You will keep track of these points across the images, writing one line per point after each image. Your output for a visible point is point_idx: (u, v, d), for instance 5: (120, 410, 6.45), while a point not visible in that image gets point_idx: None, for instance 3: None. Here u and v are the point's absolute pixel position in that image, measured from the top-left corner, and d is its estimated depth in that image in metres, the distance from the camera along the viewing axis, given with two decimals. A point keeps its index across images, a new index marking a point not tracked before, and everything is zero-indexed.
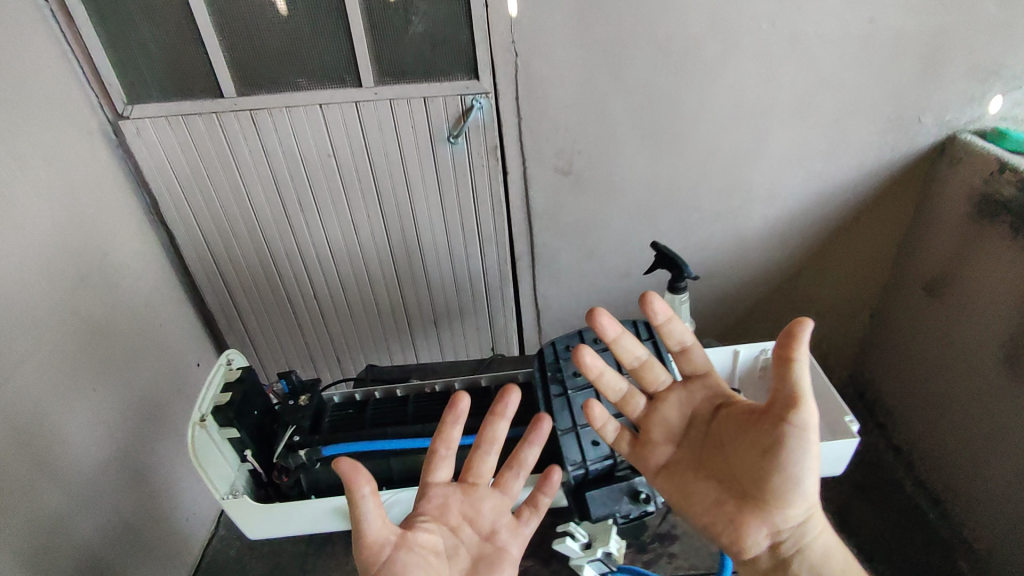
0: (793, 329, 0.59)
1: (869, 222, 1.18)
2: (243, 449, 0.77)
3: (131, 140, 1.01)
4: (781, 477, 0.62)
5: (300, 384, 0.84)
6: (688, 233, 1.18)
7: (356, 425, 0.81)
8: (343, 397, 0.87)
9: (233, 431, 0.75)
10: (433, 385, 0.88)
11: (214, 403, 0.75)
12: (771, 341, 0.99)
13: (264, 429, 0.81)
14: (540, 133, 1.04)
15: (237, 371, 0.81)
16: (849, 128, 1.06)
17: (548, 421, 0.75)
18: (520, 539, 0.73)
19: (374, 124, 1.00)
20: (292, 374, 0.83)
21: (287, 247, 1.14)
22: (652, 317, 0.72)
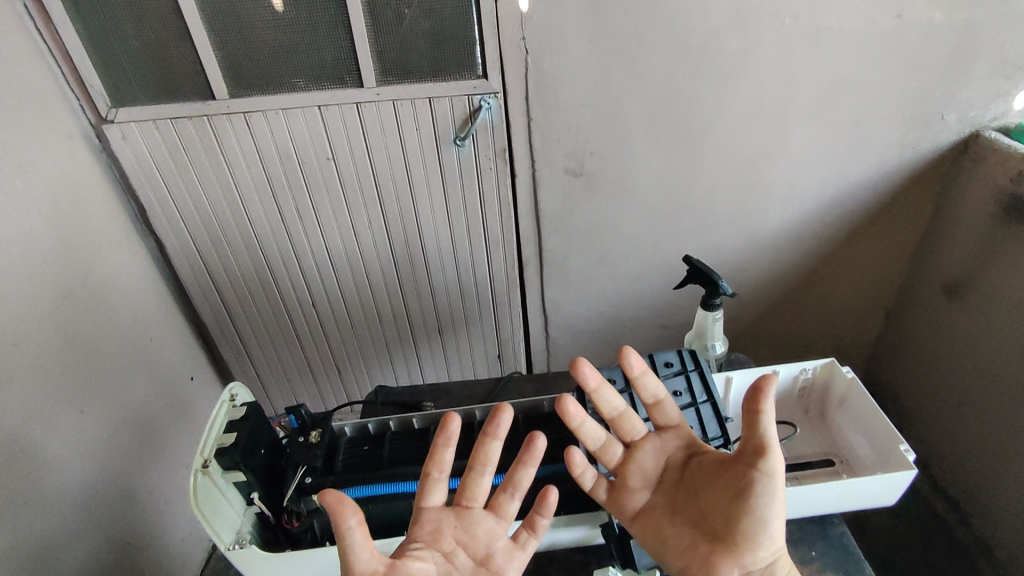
0: (761, 382, 0.59)
1: (887, 222, 1.15)
2: (250, 493, 0.71)
3: (116, 146, 0.95)
4: (753, 520, 0.61)
5: (310, 419, 0.78)
6: (701, 235, 1.14)
7: (374, 462, 0.76)
8: (355, 429, 0.81)
9: (239, 475, 0.70)
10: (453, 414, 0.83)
11: (218, 445, 0.69)
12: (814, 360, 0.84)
13: (273, 469, 0.75)
14: (550, 134, 1.00)
15: (242, 408, 0.74)
16: (871, 126, 1.02)
17: (542, 439, 0.67)
18: (517, 563, 0.65)
19: (377, 126, 0.94)
20: (302, 409, 0.78)
21: (284, 256, 1.09)
22: (628, 369, 0.70)
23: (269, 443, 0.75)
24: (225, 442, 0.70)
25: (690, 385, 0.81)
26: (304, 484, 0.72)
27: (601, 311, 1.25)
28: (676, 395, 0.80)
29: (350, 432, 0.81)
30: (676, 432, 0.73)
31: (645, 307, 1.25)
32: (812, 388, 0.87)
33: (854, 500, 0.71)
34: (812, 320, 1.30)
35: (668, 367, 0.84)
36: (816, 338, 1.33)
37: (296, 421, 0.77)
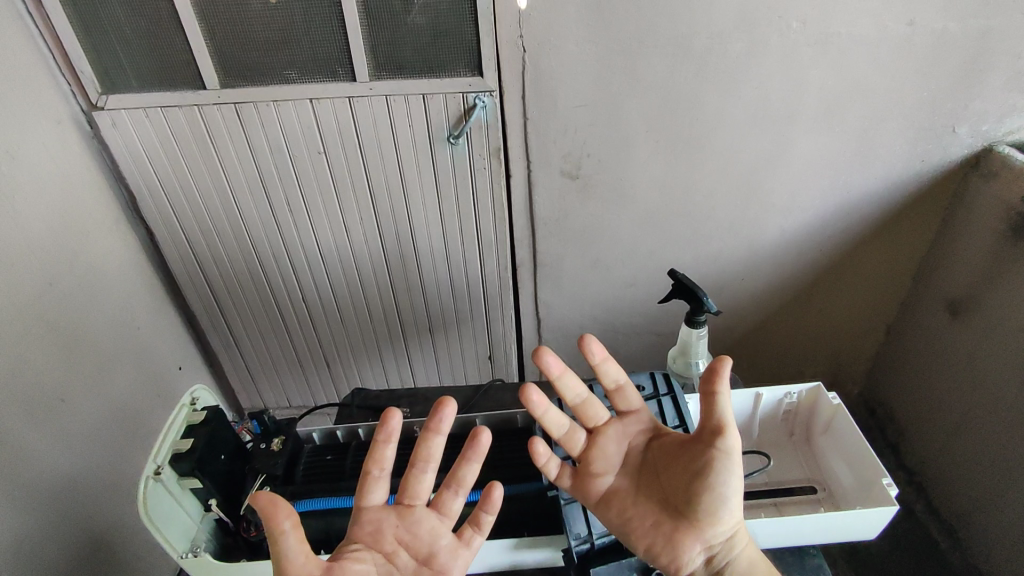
0: (717, 366, 0.60)
1: (892, 235, 1.12)
2: (208, 499, 0.71)
3: (107, 133, 0.93)
4: (712, 497, 0.62)
5: (273, 425, 0.80)
6: (698, 243, 1.12)
7: (336, 472, 0.76)
8: (323, 435, 0.81)
9: (194, 482, 0.69)
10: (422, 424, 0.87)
11: (173, 451, 0.68)
12: (799, 384, 0.82)
13: (232, 476, 0.74)
14: (546, 135, 0.97)
15: (202, 413, 0.73)
16: (878, 136, 0.98)
17: (487, 433, 0.65)
18: (461, 562, 0.64)
19: (369, 121, 0.92)
20: (264, 416, 0.80)
21: (274, 248, 1.07)
22: (590, 358, 0.68)
23: (232, 449, 0.74)
24: (181, 448, 0.69)
25: (662, 412, 0.79)
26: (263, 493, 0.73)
27: (594, 316, 1.23)
28: None
29: (318, 438, 0.82)
30: (637, 418, 0.72)
31: (639, 313, 1.22)
32: (797, 412, 0.85)
33: (827, 534, 0.69)
34: (810, 333, 1.27)
35: (641, 391, 0.82)
36: (814, 351, 1.30)
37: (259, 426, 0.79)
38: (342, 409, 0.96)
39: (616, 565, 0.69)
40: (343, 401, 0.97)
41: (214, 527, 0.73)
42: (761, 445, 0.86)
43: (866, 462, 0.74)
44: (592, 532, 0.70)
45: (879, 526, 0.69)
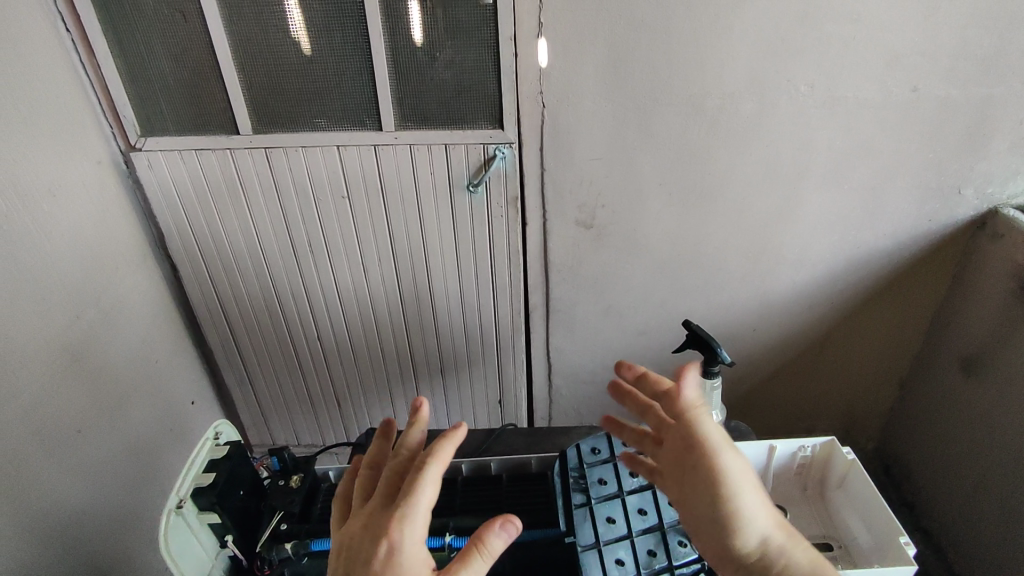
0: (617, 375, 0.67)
1: (903, 292, 1.13)
2: (225, 535, 0.68)
3: (142, 172, 0.98)
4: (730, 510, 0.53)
5: (292, 462, 0.75)
6: (710, 294, 1.14)
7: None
8: (338, 473, 0.78)
9: (214, 517, 0.67)
10: None
11: (194, 485, 0.66)
12: (814, 438, 0.81)
13: (251, 513, 0.71)
14: (562, 184, 1.01)
15: (225, 448, 0.71)
16: (886, 195, 1.01)
17: None
18: None
19: (393, 168, 0.96)
20: (284, 451, 0.75)
21: (293, 287, 1.10)
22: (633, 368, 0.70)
23: (250, 485, 0.71)
24: (202, 483, 0.66)
25: None
26: (278, 530, 0.69)
27: (606, 363, 1.23)
28: None
29: (333, 476, 0.78)
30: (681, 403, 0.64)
31: (650, 361, 1.23)
32: (811, 466, 0.84)
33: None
34: (822, 385, 1.27)
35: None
36: (828, 405, 1.29)
37: (279, 463, 0.74)
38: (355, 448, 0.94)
39: None
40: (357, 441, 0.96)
41: (227, 566, 0.70)
42: (773, 495, 0.84)
43: (884, 519, 0.72)
44: None
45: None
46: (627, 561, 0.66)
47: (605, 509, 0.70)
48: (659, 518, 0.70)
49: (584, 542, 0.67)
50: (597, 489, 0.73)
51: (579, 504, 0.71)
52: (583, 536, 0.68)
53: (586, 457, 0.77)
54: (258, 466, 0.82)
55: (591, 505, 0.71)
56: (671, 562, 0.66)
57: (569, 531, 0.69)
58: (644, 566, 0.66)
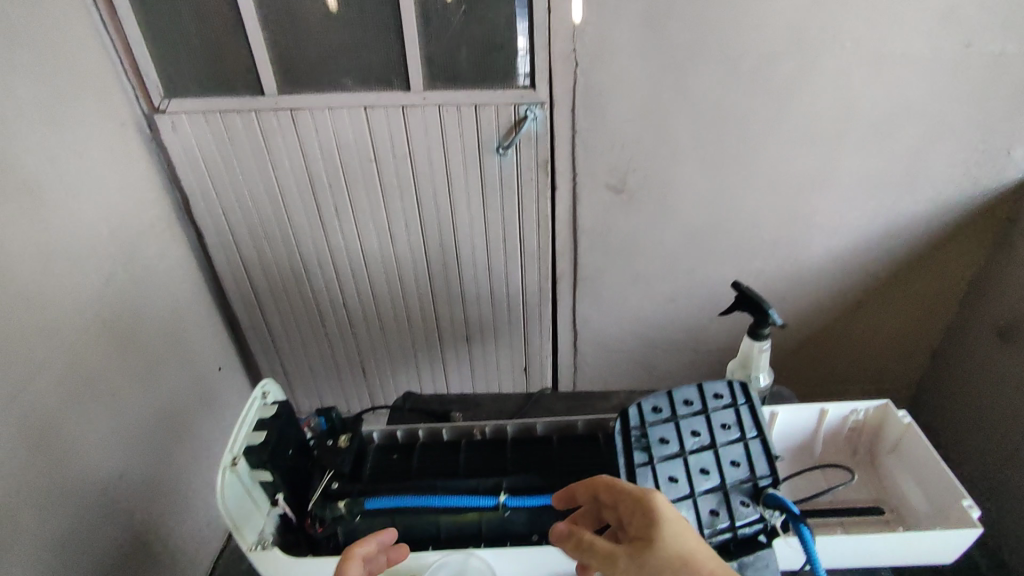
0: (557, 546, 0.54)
1: (939, 259, 1.10)
2: (275, 493, 0.68)
3: (166, 135, 0.96)
4: None
5: (339, 421, 0.74)
6: (742, 260, 1.11)
7: (403, 474, 0.71)
8: (384, 435, 0.76)
9: (265, 475, 0.67)
10: (483, 427, 0.77)
11: (246, 443, 0.66)
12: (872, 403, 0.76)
13: (301, 473, 0.72)
14: (593, 147, 0.98)
15: (274, 406, 0.70)
16: (928, 159, 0.98)
17: None
18: None
19: (420, 129, 0.93)
20: (331, 411, 0.73)
21: (318, 252, 1.08)
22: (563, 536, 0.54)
23: (298, 445, 0.72)
24: (252, 442, 0.67)
25: (741, 428, 0.64)
26: (330, 489, 0.68)
27: (632, 330, 1.22)
28: (724, 429, 0.64)
29: (377, 438, 0.77)
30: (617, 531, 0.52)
31: (677, 328, 1.22)
32: (863, 430, 0.80)
33: (907, 550, 0.64)
34: (852, 354, 1.25)
35: (716, 400, 0.67)
36: (856, 373, 1.28)
37: (325, 423, 0.73)
38: (393, 412, 0.94)
39: None
40: (394, 404, 0.96)
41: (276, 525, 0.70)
42: (822, 461, 0.81)
43: (938, 482, 0.69)
44: None
45: (958, 548, 0.63)
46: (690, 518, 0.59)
47: (670, 468, 0.61)
48: (723, 478, 0.60)
49: None
50: (660, 447, 0.63)
51: (641, 463, 0.62)
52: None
53: (648, 415, 0.66)
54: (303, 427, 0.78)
55: (653, 464, 0.62)
56: (733, 523, 0.58)
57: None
58: (706, 527, 0.58)
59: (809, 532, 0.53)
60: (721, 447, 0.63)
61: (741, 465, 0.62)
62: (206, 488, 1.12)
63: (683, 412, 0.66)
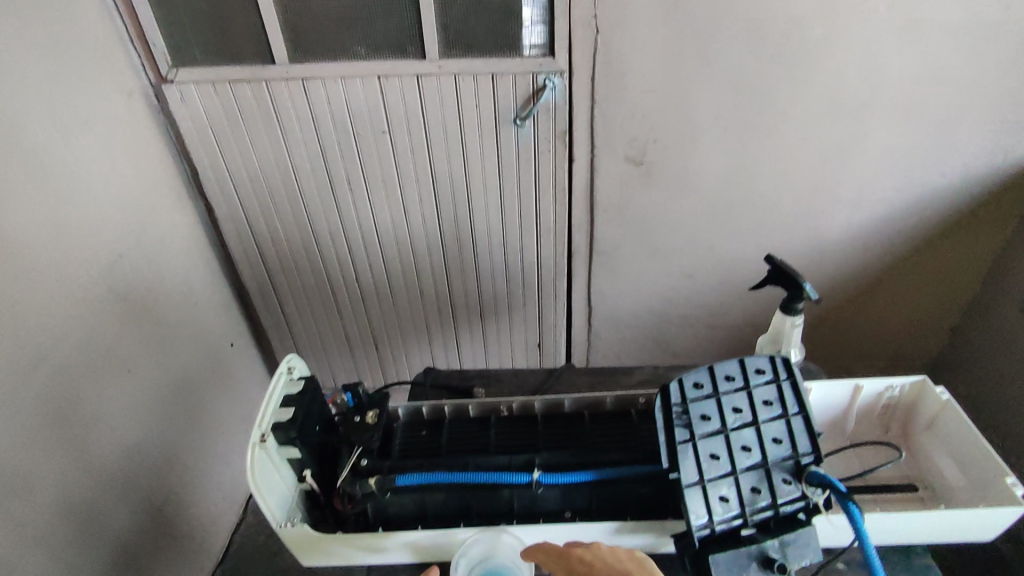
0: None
1: (963, 233, 1.08)
2: (302, 470, 0.67)
3: (174, 105, 0.93)
4: None
5: (367, 398, 0.71)
6: (761, 235, 1.09)
7: (431, 450, 0.70)
8: (409, 411, 0.75)
9: (293, 451, 0.66)
10: (510, 403, 0.76)
11: (274, 420, 0.65)
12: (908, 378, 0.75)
13: (328, 449, 0.71)
14: (612, 119, 0.95)
15: (300, 383, 0.70)
16: (958, 128, 0.95)
17: None
18: None
19: (436, 99, 0.91)
20: (359, 388, 0.71)
21: (331, 227, 1.07)
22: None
23: (324, 421, 0.71)
24: (280, 418, 0.66)
25: (784, 405, 0.63)
26: (359, 466, 0.66)
27: (647, 307, 1.21)
28: (766, 406, 0.63)
29: (403, 414, 0.75)
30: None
31: (693, 304, 1.20)
32: (896, 406, 0.79)
33: (946, 529, 0.64)
34: (869, 331, 1.23)
35: (758, 375, 0.65)
36: (872, 350, 1.27)
37: (352, 400, 0.71)
38: (415, 386, 0.93)
39: (736, 553, 0.57)
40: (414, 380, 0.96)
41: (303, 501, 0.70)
42: (855, 438, 0.81)
43: (973, 458, 0.68)
44: (713, 517, 0.58)
45: (998, 527, 0.63)
46: (731, 495, 0.59)
47: (711, 447, 0.60)
48: (765, 456, 0.61)
49: (688, 479, 0.59)
50: (702, 424, 0.61)
51: (684, 442, 0.60)
52: (687, 472, 0.59)
53: (689, 390, 0.63)
54: (330, 403, 0.76)
55: (695, 441, 0.60)
56: (776, 501, 0.59)
57: (672, 467, 0.59)
58: (748, 505, 0.59)
59: (858, 509, 0.57)
60: (762, 424, 0.62)
61: (784, 443, 0.62)
62: (220, 463, 1.12)
63: (727, 387, 0.63)
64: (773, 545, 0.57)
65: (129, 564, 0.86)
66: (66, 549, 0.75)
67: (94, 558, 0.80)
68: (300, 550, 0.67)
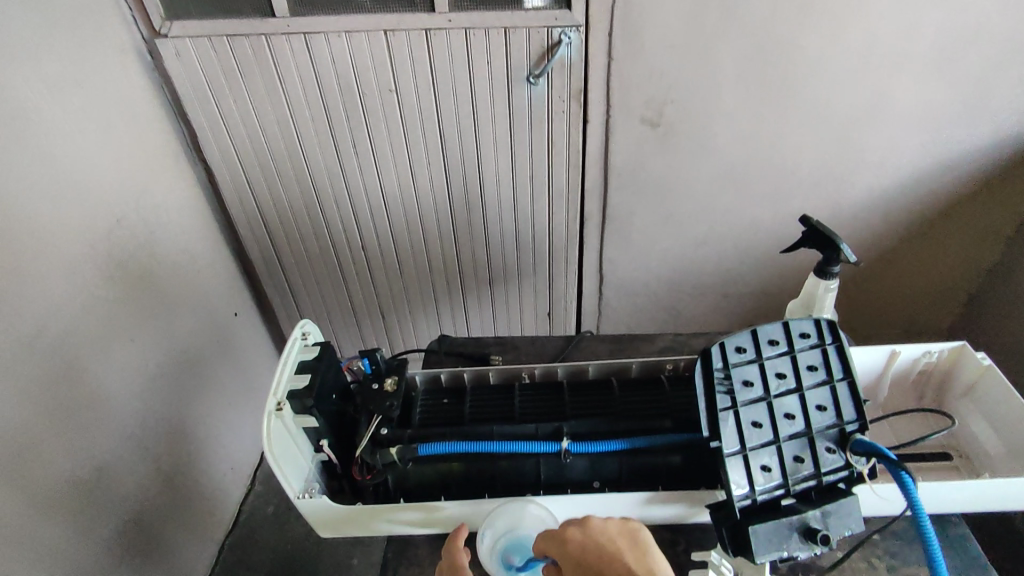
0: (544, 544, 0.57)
1: (988, 199, 1.05)
2: (319, 439, 0.66)
3: (168, 61, 0.88)
4: None
5: (385, 364, 0.68)
6: (779, 200, 1.06)
7: (456, 416, 0.69)
8: (426, 377, 0.73)
9: (309, 420, 0.64)
10: (532, 369, 0.74)
11: (290, 388, 0.63)
12: (945, 343, 0.74)
13: (345, 417, 0.69)
14: (630, 77, 0.91)
15: (315, 349, 0.68)
16: (991, 87, 0.91)
17: None
18: None
19: (445, 56, 0.86)
20: (376, 353, 0.68)
21: (336, 192, 1.03)
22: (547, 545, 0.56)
23: (340, 389, 0.69)
24: (295, 386, 0.64)
25: (829, 370, 0.62)
26: (380, 436, 0.64)
27: (658, 275, 1.19)
28: (810, 371, 0.62)
29: (420, 381, 0.73)
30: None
31: (706, 272, 1.18)
32: (931, 373, 0.78)
33: (977, 501, 0.64)
34: (884, 300, 1.21)
35: (802, 339, 0.63)
36: (886, 318, 1.25)
37: (370, 365, 0.68)
38: (428, 354, 0.92)
39: (776, 524, 0.55)
40: (429, 347, 0.94)
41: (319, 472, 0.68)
42: (886, 410, 0.80)
43: (1012, 430, 0.67)
44: (754, 487, 0.57)
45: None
46: (773, 465, 0.58)
47: (753, 415, 0.59)
48: (809, 423, 0.60)
49: (729, 448, 0.58)
50: (744, 391, 0.60)
51: (726, 410, 0.59)
52: (729, 441, 0.58)
53: (731, 355, 0.61)
54: (345, 369, 0.75)
55: (737, 409, 0.59)
56: (818, 471, 0.59)
57: (713, 436, 0.58)
58: (790, 474, 0.58)
59: (911, 478, 0.57)
60: (806, 391, 0.61)
61: (829, 410, 0.61)
62: (228, 433, 1.11)
63: (771, 352, 0.62)
64: (814, 516, 0.56)
65: (139, 534, 0.86)
66: (75, 519, 0.74)
67: (104, 528, 0.79)
68: (318, 521, 0.65)
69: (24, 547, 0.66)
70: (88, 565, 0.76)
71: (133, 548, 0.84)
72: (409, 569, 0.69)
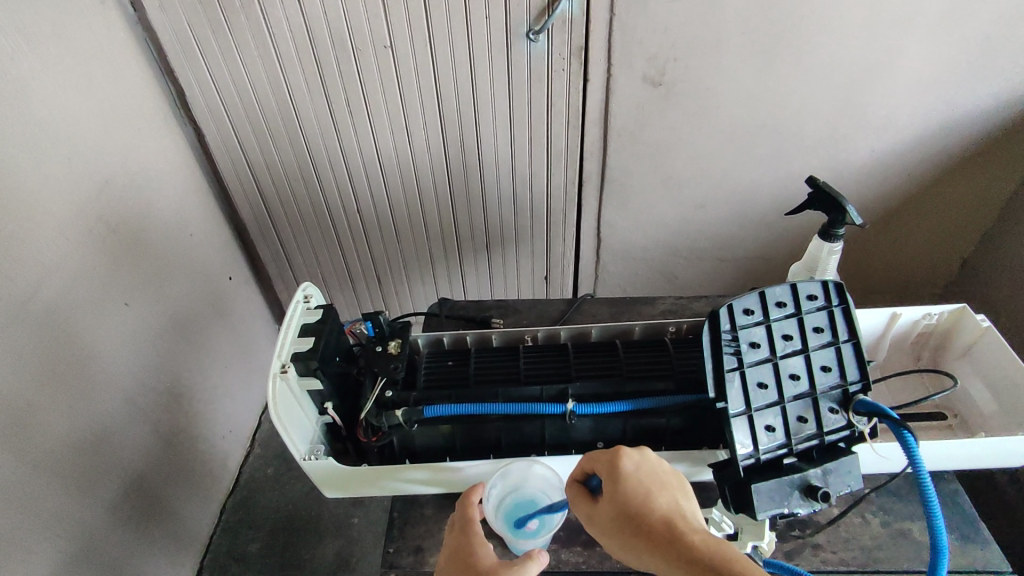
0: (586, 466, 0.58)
1: (989, 161, 1.04)
2: (324, 401, 0.66)
3: (151, 13, 0.84)
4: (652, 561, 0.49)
5: (387, 327, 0.69)
6: (779, 162, 1.05)
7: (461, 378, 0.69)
8: (428, 340, 0.74)
9: (313, 382, 0.64)
10: (534, 332, 0.75)
11: (294, 350, 0.63)
12: (946, 306, 0.75)
13: (350, 380, 0.70)
14: (634, 34, 0.88)
15: (318, 312, 0.68)
16: (1001, 46, 0.89)
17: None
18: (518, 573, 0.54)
19: (442, 9, 0.83)
20: (380, 316, 0.68)
21: (330, 152, 1.01)
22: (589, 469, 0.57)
23: (344, 352, 0.69)
24: (298, 349, 0.64)
25: (834, 332, 0.63)
26: (385, 398, 0.65)
27: (656, 238, 1.18)
28: (816, 333, 0.62)
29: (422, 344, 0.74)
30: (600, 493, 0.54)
31: (704, 235, 1.17)
32: (929, 335, 0.79)
33: (970, 459, 0.66)
34: (879, 262, 1.22)
35: (809, 301, 0.63)
36: (879, 281, 1.26)
37: (373, 328, 0.68)
38: (429, 318, 0.91)
39: (778, 482, 0.57)
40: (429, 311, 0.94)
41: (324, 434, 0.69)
42: (885, 371, 0.82)
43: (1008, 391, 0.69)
44: (758, 446, 0.58)
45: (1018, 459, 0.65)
46: (777, 425, 0.59)
47: (759, 375, 0.60)
48: (814, 384, 0.61)
49: (735, 408, 0.58)
50: (750, 351, 0.60)
51: (732, 370, 0.59)
52: (734, 401, 0.58)
53: (739, 317, 0.61)
54: (348, 332, 0.75)
55: (743, 369, 0.59)
56: (822, 430, 0.60)
57: (719, 396, 0.59)
58: (793, 433, 0.59)
59: (912, 436, 0.57)
60: (812, 351, 0.62)
61: (833, 371, 0.62)
62: (226, 397, 1.11)
63: (778, 314, 0.62)
64: (815, 474, 0.58)
65: (140, 495, 0.87)
66: (78, 479, 0.75)
67: (105, 489, 0.79)
68: (325, 481, 0.66)
69: (27, 506, 0.67)
70: (92, 525, 0.77)
71: (135, 508, 0.86)
72: (416, 527, 0.70)
